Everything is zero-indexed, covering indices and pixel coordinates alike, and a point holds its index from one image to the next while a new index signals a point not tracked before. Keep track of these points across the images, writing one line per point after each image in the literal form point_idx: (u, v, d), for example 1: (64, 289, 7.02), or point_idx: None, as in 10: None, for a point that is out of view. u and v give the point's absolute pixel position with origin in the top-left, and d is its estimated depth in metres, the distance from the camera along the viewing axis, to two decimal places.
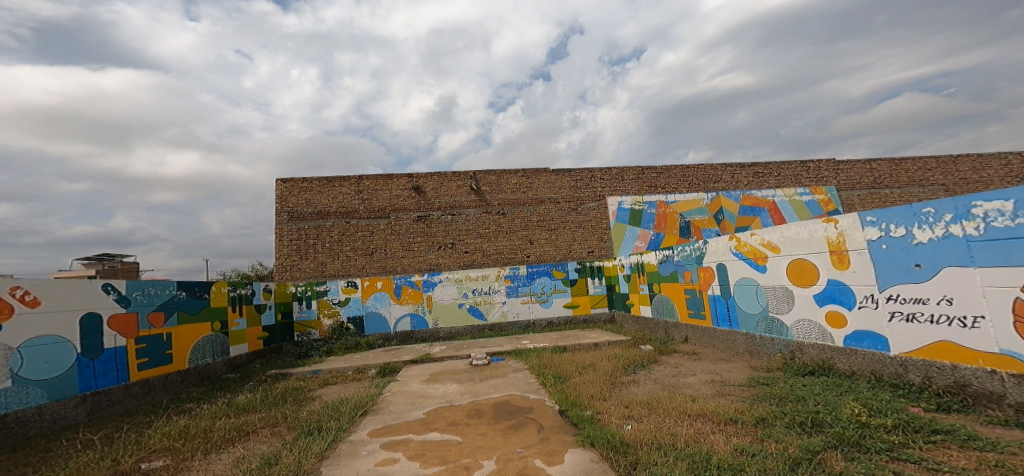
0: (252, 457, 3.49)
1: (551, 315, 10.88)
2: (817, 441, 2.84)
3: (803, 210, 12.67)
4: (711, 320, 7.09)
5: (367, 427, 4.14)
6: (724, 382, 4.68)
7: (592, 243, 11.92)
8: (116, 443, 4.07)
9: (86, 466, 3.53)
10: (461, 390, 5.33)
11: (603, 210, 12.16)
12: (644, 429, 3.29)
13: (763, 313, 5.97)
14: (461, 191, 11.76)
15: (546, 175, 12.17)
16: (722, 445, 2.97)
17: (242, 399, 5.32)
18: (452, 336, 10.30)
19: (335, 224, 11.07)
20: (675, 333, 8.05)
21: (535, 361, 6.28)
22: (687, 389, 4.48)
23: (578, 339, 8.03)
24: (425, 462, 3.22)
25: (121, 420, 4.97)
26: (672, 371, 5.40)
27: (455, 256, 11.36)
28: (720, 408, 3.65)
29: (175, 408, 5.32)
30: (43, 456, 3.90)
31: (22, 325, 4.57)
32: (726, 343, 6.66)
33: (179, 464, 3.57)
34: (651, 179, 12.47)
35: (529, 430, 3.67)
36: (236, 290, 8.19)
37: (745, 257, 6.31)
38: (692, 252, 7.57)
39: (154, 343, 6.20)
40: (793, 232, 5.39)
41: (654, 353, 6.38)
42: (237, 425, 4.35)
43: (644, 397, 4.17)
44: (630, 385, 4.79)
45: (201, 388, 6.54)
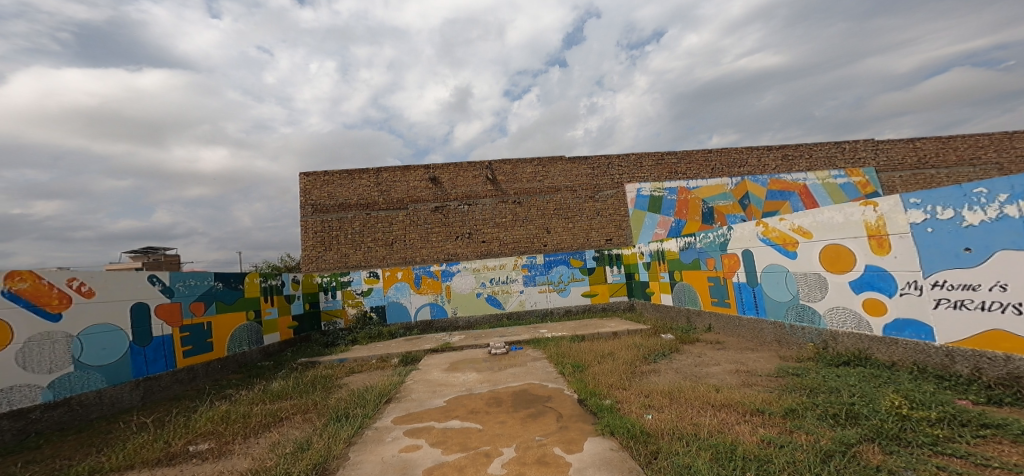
0: (287, 442, 3.62)
1: (569, 303, 10.85)
2: (852, 434, 2.77)
3: (837, 193, 12.24)
4: (736, 308, 6.96)
5: (391, 414, 4.24)
6: (750, 372, 4.59)
7: (610, 231, 11.79)
8: (163, 426, 4.29)
9: (142, 447, 3.73)
10: (481, 379, 5.39)
11: (622, 197, 11.99)
12: (665, 419, 3.26)
13: (794, 301, 5.81)
14: (478, 181, 11.76)
15: (562, 162, 12.02)
16: (748, 436, 2.93)
17: (276, 386, 5.53)
18: (471, 324, 10.41)
19: (357, 216, 11.25)
20: (698, 321, 7.93)
21: (554, 349, 6.30)
22: (711, 379, 4.41)
23: (597, 328, 8.00)
24: (447, 448, 3.29)
25: (171, 405, 5.23)
26: (695, 360, 5.33)
27: (473, 245, 11.42)
28: (746, 398, 3.58)
29: (214, 394, 5.54)
30: (105, 437, 4.13)
31: (80, 315, 4.82)
32: (753, 331, 6.54)
33: (223, 447, 3.73)
34: (671, 165, 12.19)
35: (548, 418, 3.69)
36: (267, 281, 8.45)
37: (774, 243, 6.13)
38: (716, 238, 7.39)
39: (197, 332, 6.47)
40: (827, 216, 5.20)
41: (676, 342, 6.30)
42: (273, 411, 4.50)
43: (666, 386, 4.12)
44: (651, 374, 4.76)
45: (239, 375, 6.79)
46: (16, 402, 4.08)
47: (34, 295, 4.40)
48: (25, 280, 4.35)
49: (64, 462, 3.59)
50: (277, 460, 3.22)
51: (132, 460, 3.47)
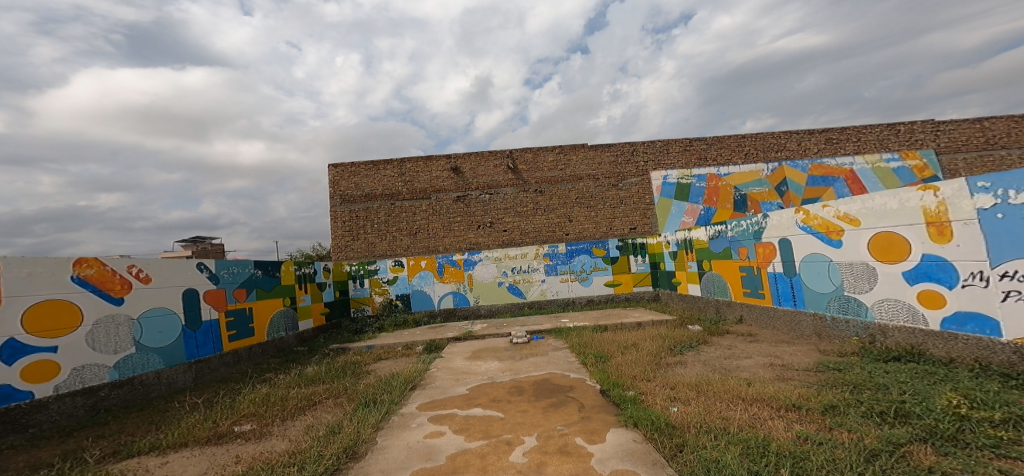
0: (319, 426, 3.75)
1: (592, 293, 10.77)
2: (900, 433, 2.66)
3: (888, 178, 11.47)
4: (771, 299, 6.76)
5: (416, 400, 4.33)
6: (785, 366, 4.45)
7: (635, 220, 11.62)
8: (213, 407, 4.51)
9: (193, 426, 3.93)
10: (503, 367, 5.43)
11: (647, 186, 11.76)
12: (691, 412, 3.21)
13: (837, 293, 5.59)
14: (499, 170, 11.74)
15: (585, 151, 11.85)
16: (782, 432, 2.85)
17: (310, 371, 5.73)
18: (493, 313, 10.48)
19: (382, 205, 11.43)
20: (729, 312, 7.75)
21: (575, 339, 6.28)
22: (742, 373, 4.31)
23: (620, 318, 7.92)
24: (470, 436, 3.34)
25: (218, 386, 5.51)
26: (724, 353, 5.21)
27: (494, 235, 11.46)
28: (781, 393, 3.49)
29: (255, 377, 5.78)
30: (164, 415, 4.38)
31: (139, 299, 5.16)
32: (790, 323, 6.34)
33: (263, 428, 3.90)
34: (700, 151, 11.92)
35: (570, 409, 3.69)
36: (301, 269, 8.72)
37: (816, 231, 5.88)
38: (749, 227, 7.17)
39: (240, 317, 6.76)
40: (878, 202, 4.92)
41: (705, 334, 6.18)
42: (307, 395, 4.67)
43: (693, 378, 4.05)
44: (677, 365, 4.68)
45: (278, 359, 7.07)
46: (87, 380, 4.47)
47: (99, 280, 4.74)
48: (91, 267, 4.69)
49: (128, 437, 3.82)
50: (311, 443, 3.34)
51: (184, 438, 3.66)
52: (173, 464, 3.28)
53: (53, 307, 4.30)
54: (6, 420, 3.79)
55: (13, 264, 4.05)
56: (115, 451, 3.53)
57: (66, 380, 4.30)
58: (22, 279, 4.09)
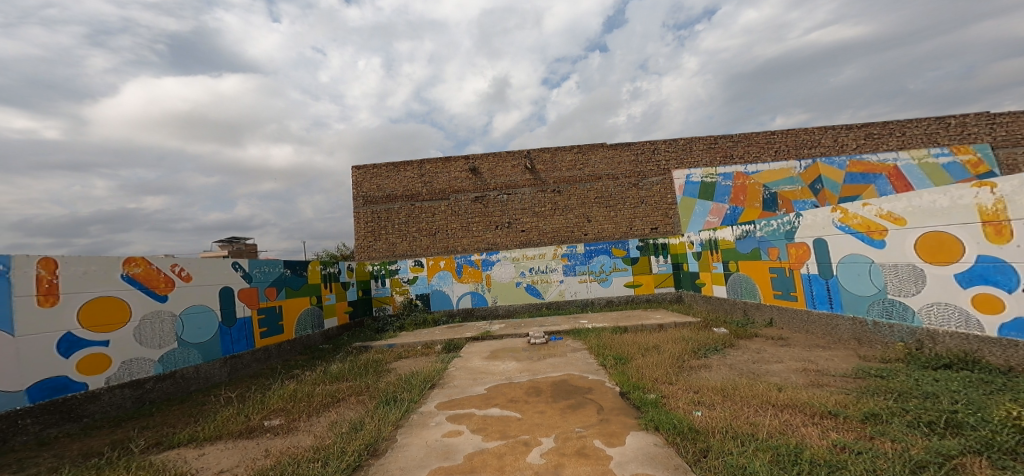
0: (343, 422, 3.81)
1: (611, 294, 10.66)
2: (951, 444, 2.53)
3: (937, 175, 11.06)
4: (805, 302, 6.55)
5: (435, 399, 4.36)
6: (820, 371, 4.30)
7: (656, 220, 11.45)
8: (245, 401, 4.64)
9: (228, 420, 4.05)
10: (521, 368, 5.42)
11: (669, 185, 11.56)
12: (716, 416, 3.14)
13: (879, 296, 5.34)
14: (517, 170, 11.73)
15: (604, 150, 11.74)
16: (817, 439, 2.76)
17: (334, 368, 5.84)
18: (511, 313, 10.50)
19: (402, 206, 11.58)
20: (758, 315, 7.55)
21: (594, 340, 6.22)
22: (772, 377, 4.19)
23: (641, 319, 7.81)
24: (487, 435, 3.34)
25: (251, 381, 5.67)
26: (753, 357, 5.07)
27: (512, 235, 11.46)
28: (816, 399, 3.37)
29: (284, 374, 5.91)
30: (201, 409, 4.52)
31: (180, 297, 5.39)
32: (827, 327, 6.11)
33: (291, 423, 3.99)
34: (725, 148, 11.59)
35: (589, 410, 3.66)
36: (327, 269, 8.91)
37: (855, 230, 5.62)
38: (780, 227, 6.98)
39: (271, 314, 6.99)
40: (926, 200, 4.63)
41: (731, 337, 6.04)
42: (332, 392, 4.76)
43: (718, 382, 3.96)
44: (701, 369, 4.59)
45: (305, 356, 7.24)
46: (135, 373, 4.68)
47: (146, 278, 4.97)
48: (138, 266, 4.93)
49: (170, 429, 3.96)
50: (334, 439, 3.40)
51: (219, 432, 3.77)
52: (208, 456, 3.37)
53: (105, 303, 4.50)
54: (62, 410, 3.98)
55: (70, 263, 4.26)
56: (157, 443, 3.66)
57: (116, 373, 4.50)
58: (77, 276, 4.30)
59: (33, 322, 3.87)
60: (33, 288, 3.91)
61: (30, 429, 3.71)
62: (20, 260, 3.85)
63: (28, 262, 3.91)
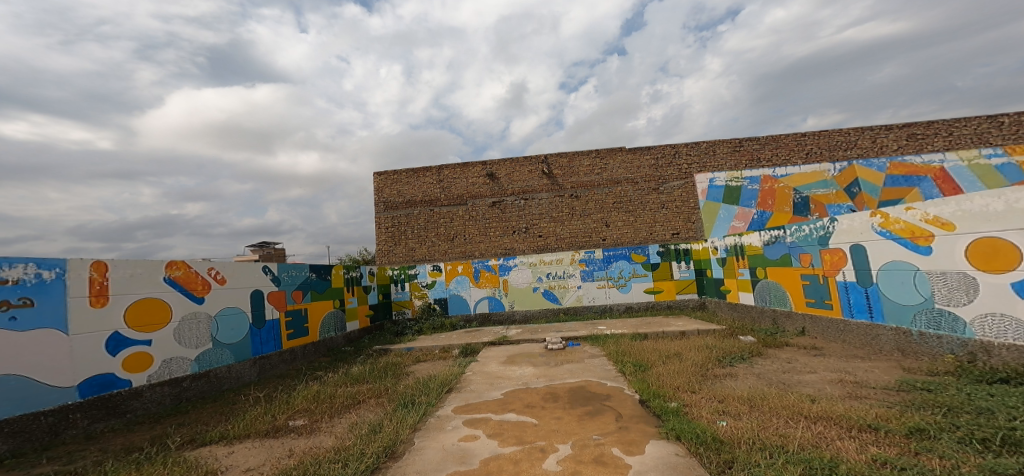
0: (362, 424, 3.85)
1: (631, 300, 10.50)
2: (1008, 462, 2.37)
3: (991, 176, 10.07)
4: (841, 310, 6.24)
5: (452, 403, 4.36)
6: (859, 383, 4.11)
7: (677, 225, 11.26)
8: (272, 401, 4.74)
9: (256, 418, 4.15)
10: (537, 373, 5.38)
11: (690, 189, 11.38)
12: (742, 427, 3.04)
13: (925, 305, 5.01)
14: (534, 175, 11.72)
15: (623, 154, 11.63)
16: (856, 453, 2.64)
17: (355, 370, 5.91)
18: (528, 318, 10.45)
19: (421, 212, 11.69)
20: (789, 324, 7.31)
21: (613, 347, 6.13)
22: (805, 388, 4.04)
23: (662, 326, 7.67)
24: (503, 441, 3.31)
25: (278, 381, 5.79)
26: (782, 367, 4.91)
27: (530, 240, 11.44)
28: (854, 412, 3.23)
29: (309, 375, 6.01)
30: (231, 407, 4.63)
31: (216, 299, 5.65)
32: (866, 338, 5.79)
33: (314, 424, 4.04)
34: (752, 151, 11.32)
35: (607, 418, 3.59)
36: (349, 273, 9.05)
37: (898, 236, 5.33)
38: (813, 232, 6.75)
39: (297, 317, 7.19)
40: (977, 204, 4.37)
41: (760, 346, 5.87)
42: (352, 394, 4.81)
43: (744, 392, 3.84)
44: (727, 378, 4.47)
45: (328, 358, 7.35)
46: (174, 372, 4.92)
47: (186, 281, 5.26)
48: (179, 269, 5.21)
49: (202, 426, 4.07)
50: (353, 441, 3.42)
51: (247, 430, 3.85)
52: (237, 454, 3.43)
53: (149, 304, 4.77)
54: (108, 406, 4.22)
55: (119, 266, 4.54)
56: (191, 439, 3.75)
57: (157, 371, 4.75)
58: (125, 279, 4.57)
59: (85, 321, 4.13)
60: (86, 289, 4.19)
61: (80, 423, 3.96)
62: (75, 263, 4.14)
63: (82, 265, 4.19)
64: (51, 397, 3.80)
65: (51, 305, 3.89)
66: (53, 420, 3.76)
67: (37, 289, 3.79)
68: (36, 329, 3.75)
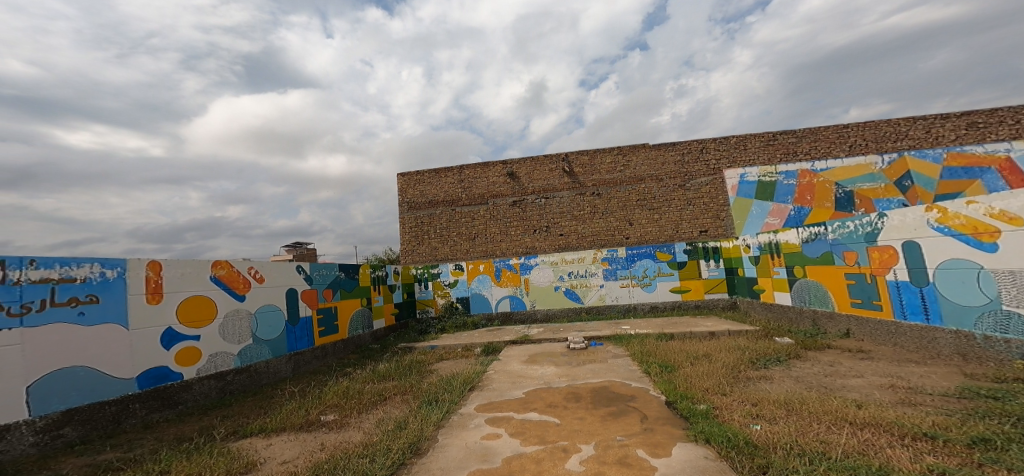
0: (388, 420, 3.90)
1: (656, 299, 10.32)
2: None
3: None
4: (891, 312, 5.77)
5: (474, 401, 4.38)
6: (912, 389, 3.89)
7: (704, 222, 11.01)
8: (305, 396, 4.87)
9: (292, 412, 4.26)
10: (560, 373, 5.34)
11: (719, 185, 11.10)
12: (778, 432, 2.94)
13: (991, 307, 4.52)
14: (555, 174, 11.66)
15: (646, 151, 11.44)
16: (908, 462, 2.51)
17: (381, 367, 6.01)
18: (550, 317, 10.40)
19: (443, 211, 11.80)
20: (831, 326, 6.86)
21: (638, 347, 6.04)
22: (849, 393, 3.87)
23: (689, 327, 7.51)
24: (525, 440, 3.30)
25: (310, 377, 5.94)
26: (823, 370, 4.73)
27: (551, 239, 11.39)
28: (906, 419, 3.06)
29: (339, 371, 6.14)
30: (270, 401, 4.77)
31: (256, 296, 5.91)
32: (920, 342, 5.31)
33: (343, 419, 4.12)
34: (787, 145, 11.00)
35: (632, 419, 3.53)
36: (376, 272, 9.21)
37: (957, 233, 4.82)
38: (859, 229, 6.29)
39: (328, 315, 7.36)
40: None
41: (797, 348, 5.66)
42: (378, 391, 4.89)
43: (779, 395, 3.71)
44: (761, 381, 4.32)
45: (357, 355, 7.50)
46: (220, 366, 5.18)
47: (229, 280, 5.52)
48: (223, 268, 5.47)
49: (244, 419, 4.21)
50: (379, 437, 3.47)
51: (284, 424, 3.95)
52: (274, 447, 3.52)
53: (197, 302, 5.04)
54: (163, 397, 4.49)
55: (172, 265, 4.83)
56: (234, 431, 3.89)
57: (205, 365, 5.01)
58: (176, 277, 4.86)
59: (142, 317, 4.43)
60: (143, 287, 4.49)
61: (138, 413, 4.24)
62: (134, 263, 4.45)
63: (140, 264, 4.50)
64: (115, 387, 4.11)
65: (114, 302, 4.20)
66: (115, 410, 4.05)
67: (101, 287, 4.11)
68: (100, 323, 4.06)
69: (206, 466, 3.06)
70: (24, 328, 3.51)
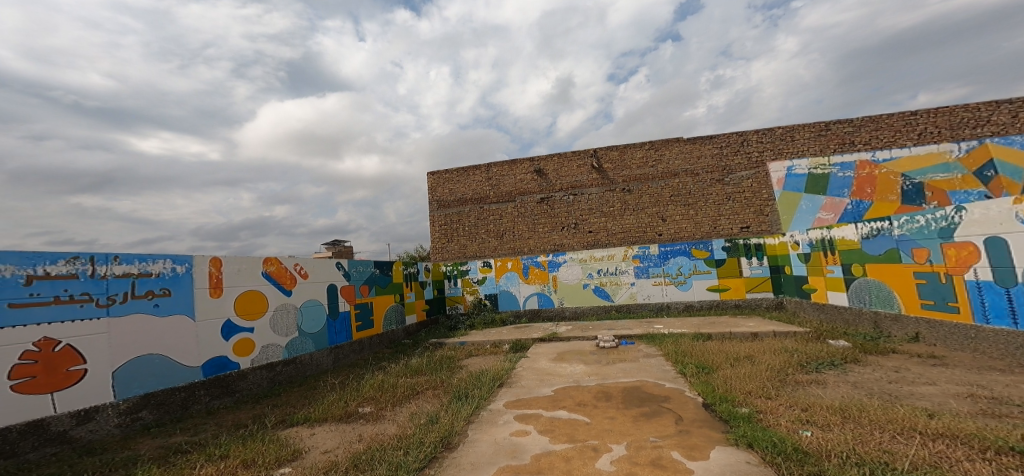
0: (421, 414, 3.97)
1: (691, 298, 10.04)
2: None
3: None
4: (971, 315, 5.35)
5: (504, 397, 4.40)
6: (992, 399, 3.62)
7: (746, 218, 10.64)
8: (345, 387, 5.04)
9: (334, 403, 4.41)
10: (590, 371, 5.28)
11: (761, 179, 10.68)
12: (831, 439, 2.81)
13: None
14: (584, 170, 11.51)
15: (679, 145, 11.13)
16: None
17: (414, 362, 6.12)
18: (578, 315, 10.32)
19: (472, 209, 11.88)
20: (897, 329, 6.45)
21: (672, 347, 5.90)
22: (915, 402, 3.63)
23: (728, 327, 7.26)
24: (555, 438, 3.28)
25: (350, 370, 6.12)
26: (885, 375, 4.47)
27: (580, 236, 11.28)
28: (986, 431, 2.84)
29: (375, 365, 6.31)
30: (314, 392, 4.95)
31: (301, 291, 6.15)
32: (1003, 347, 4.90)
33: (379, 412, 4.22)
34: (843, 134, 10.31)
35: (666, 420, 3.45)
36: (408, 269, 9.39)
37: None
38: (930, 224, 5.85)
39: (364, 310, 7.56)
40: None
41: (854, 351, 5.38)
42: (411, 385, 4.99)
43: (831, 401, 3.53)
44: (812, 385, 4.13)
45: (391, 349, 7.68)
46: (270, 357, 5.42)
47: (278, 275, 5.77)
48: (273, 264, 5.73)
49: (292, 408, 4.39)
50: (412, 430, 3.54)
51: (326, 414, 4.09)
52: (317, 436, 3.65)
53: (251, 296, 5.31)
54: (223, 385, 4.73)
55: (230, 261, 5.10)
56: (283, 420, 4.05)
57: (258, 356, 5.25)
58: (234, 272, 5.12)
59: (206, 309, 4.70)
60: (207, 282, 4.76)
61: (203, 399, 4.48)
62: (199, 259, 4.72)
63: (204, 260, 4.77)
64: (184, 374, 4.37)
65: (183, 295, 4.48)
66: (184, 396, 4.30)
67: (172, 281, 4.40)
68: (172, 315, 4.35)
69: (259, 453, 3.19)
70: (110, 318, 3.83)
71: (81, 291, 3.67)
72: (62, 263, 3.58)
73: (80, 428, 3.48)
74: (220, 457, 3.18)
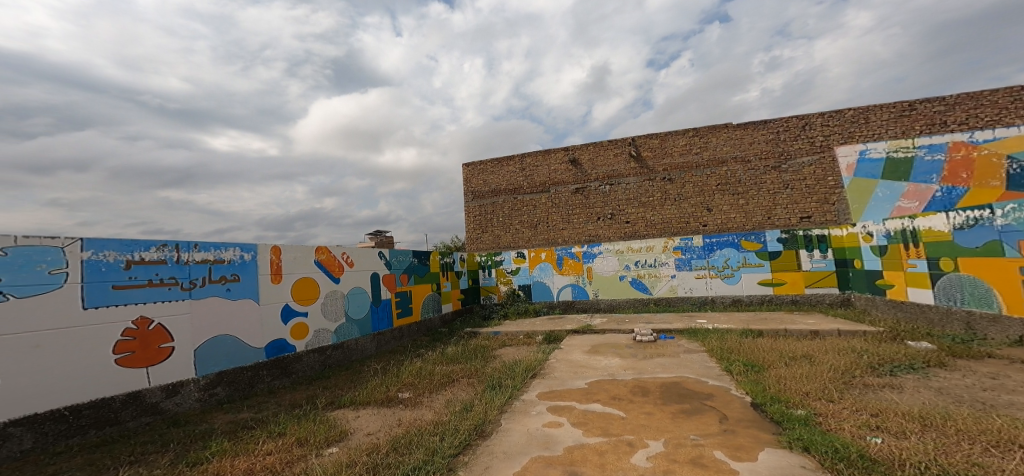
0: (456, 402, 4.02)
1: (738, 292, 9.66)
2: None
3: None
4: None
5: (536, 388, 4.38)
6: None
7: (806, 206, 10.04)
8: (387, 373, 5.18)
9: (377, 387, 4.55)
10: (625, 365, 5.17)
11: (827, 165, 10.03)
12: (903, 447, 2.61)
13: None
14: (620, 159, 11.23)
15: (725, 132, 10.64)
16: None
17: (449, 350, 6.22)
18: (613, 308, 10.17)
19: (506, 200, 11.88)
20: (996, 331, 5.88)
21: (715, 343, 5.68)
22: (1011, 412, 3.31)
23: (779, 324, 6.93)
24: (588, 431, 3.23)
25: (391, 356, 6.29)
26: (973, 382, 4.10)
27: (615, 227, 11.05)
28: None
29: (414, 352, 6.46)
30: (359, 376, 5.13)
31: (348, 279, 6.35)
32: None
33: (417, 398, 4.30)
34: (929, 114, 9.44)
35: (708, 418, 3.31)
36: (444, 258, 9.51)
37: None
38: None
39: (404, 298, 7.74)
40: None
41: (940, 354, 4.97)
42: (447, 372, 5.06)
43: (909, 407, 3.28)
44: (886, 389, 3.86)
45: (428, 337, 7.84)
46: (322, 341, 5.64)
47: (328, 264, 5.98)
48: (324, 253, 5.95)
49: (340, 390, 4.56)
50: (447, 417, 3.59)
51: (369, 398, 4.22)
52: (361, 419, 3.77)
53: (305, 283, 5.53)
54: (281, 366, 4.96)
55: (287, 249, 5.34)
56: (332, 402, 4.21)
57: (311, 340, 5.48)
58: (291, 260, 5.36)
59: (268, 295, 4.94)
60: (268, 269, 5.01)
61: (265, 379, 4.72)
62: (262, 247, 4.96)
63: (266, 249, 5.02)
64: (251, 354, 4.63)
65: (250, 281, 4.73)
66: (250, 374, 4.55)
67: (242, 267, 4.65)
68: (241, 299, 4.60)
69: (311, 432, 3.33)
70: (193, 300, 4.10)
71: (169, 275, 3.94)
72: (154, 249, 3.86)
73: (169, 400, 3.75)
74: (279, 434, 3.34)
